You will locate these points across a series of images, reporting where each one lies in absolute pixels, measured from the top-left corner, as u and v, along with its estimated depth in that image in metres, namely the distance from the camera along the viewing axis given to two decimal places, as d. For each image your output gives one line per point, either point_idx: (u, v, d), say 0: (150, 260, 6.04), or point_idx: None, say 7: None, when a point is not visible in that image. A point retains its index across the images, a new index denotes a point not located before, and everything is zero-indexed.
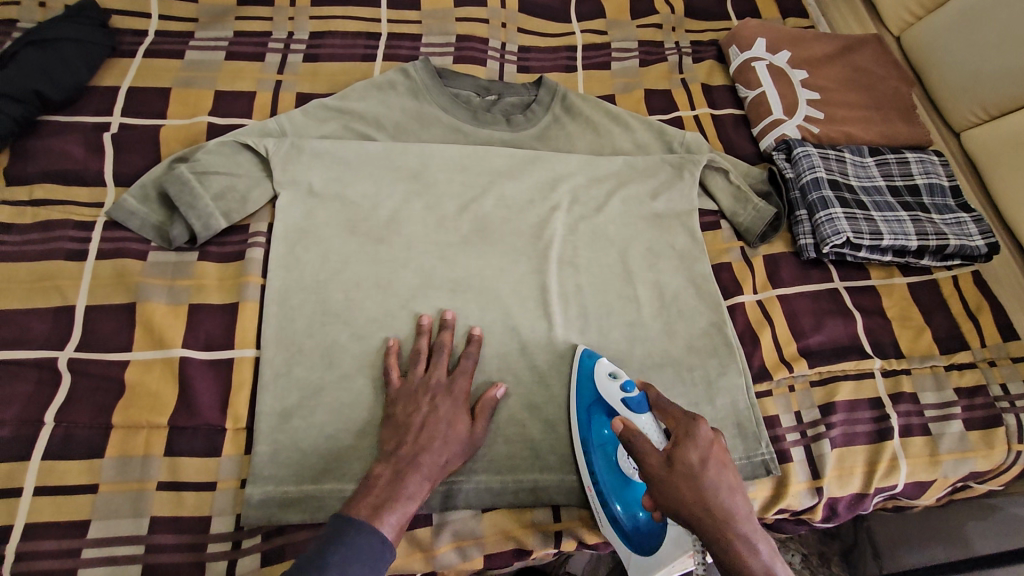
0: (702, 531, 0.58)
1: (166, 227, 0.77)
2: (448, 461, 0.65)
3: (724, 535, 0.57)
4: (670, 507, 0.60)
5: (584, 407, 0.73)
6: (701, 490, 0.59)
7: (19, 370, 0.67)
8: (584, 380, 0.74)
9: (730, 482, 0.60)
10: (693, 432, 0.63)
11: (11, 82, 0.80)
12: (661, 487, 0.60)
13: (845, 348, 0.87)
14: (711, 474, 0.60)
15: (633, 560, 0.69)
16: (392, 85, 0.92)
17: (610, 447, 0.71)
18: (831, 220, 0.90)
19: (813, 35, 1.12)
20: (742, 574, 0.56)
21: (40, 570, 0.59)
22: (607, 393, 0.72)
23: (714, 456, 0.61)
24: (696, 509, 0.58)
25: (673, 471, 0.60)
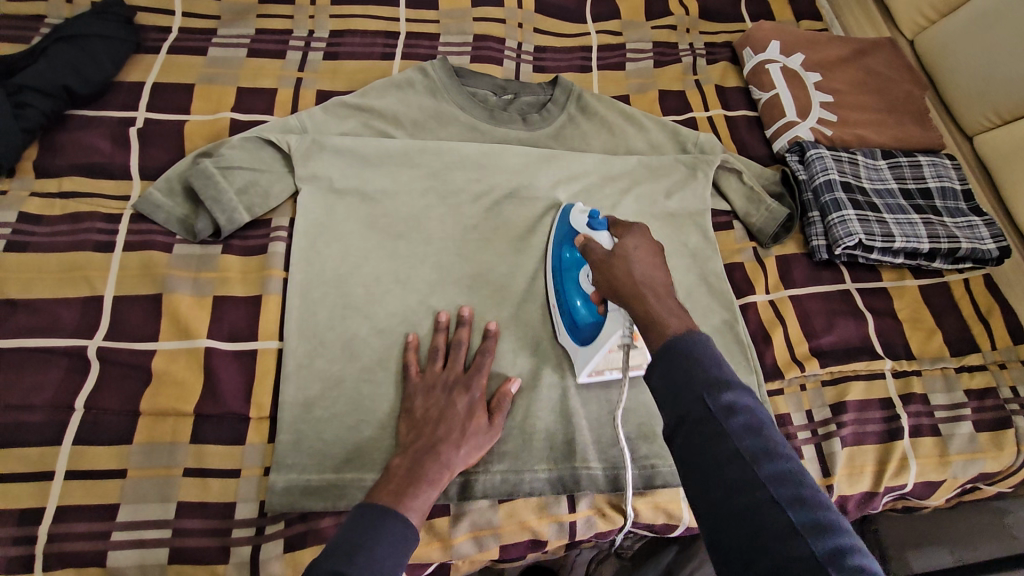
0: (623, 288, 0.59)
1: (190, 220, 0.79)
2: (468, 452, 0.66)
3: (641, 292, 0.57)
4: (608, 284, 0.61)
5: (560, 236, 0.82)
6: (630, 266, 0.60)
7: (49, 358, 0.69)
8: (562, 219, 0.83)
9: (660, 267, 0.60)
10: (636, 231, 0.64)
11: (42, 77, 0.82)
12: (600, 268, 0.62)
13: (855, 348, 0.88)
14: (640, 258, 0.61)
15: (575, 350, 0.75)
16: (410, 83, 0.94)
17: (574, 266, 0.78)
18: (844, 222, 0.91)
19: (826, 38, 1.12)
20: (648, 318, 0.55)
21: (72, 551, 0.61)
22: (575, 223, 0.79)
23: (648, 248, 0.62)
24: (622, 279, 0.59)
25: (610, 256, 0.62)
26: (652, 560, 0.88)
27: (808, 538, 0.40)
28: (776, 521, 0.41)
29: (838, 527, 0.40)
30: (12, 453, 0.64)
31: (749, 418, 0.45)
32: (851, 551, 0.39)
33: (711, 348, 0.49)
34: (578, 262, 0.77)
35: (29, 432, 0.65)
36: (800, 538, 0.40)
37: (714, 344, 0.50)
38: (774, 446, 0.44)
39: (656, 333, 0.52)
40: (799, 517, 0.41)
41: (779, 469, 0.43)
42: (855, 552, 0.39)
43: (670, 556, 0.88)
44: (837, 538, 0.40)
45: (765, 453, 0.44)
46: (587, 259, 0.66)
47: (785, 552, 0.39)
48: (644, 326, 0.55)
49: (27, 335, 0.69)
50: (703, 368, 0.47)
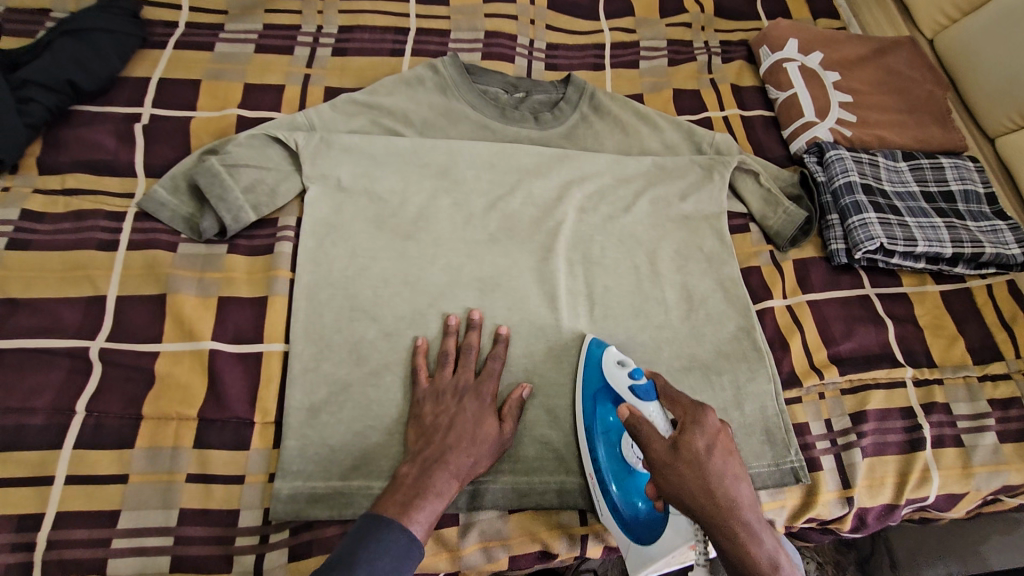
0: (708, 517, 0.56)
1: (195, 219, 0.77)
2: (477, 461, 0.65)
3: (731, 526, 0.56)
4: (674, 495, 0.58)
5: (590, 394, 0.71)
6: (707, 479, 0.56)
7: (51, 359, 0.67)
8: (591, 372, 0.72)
9: (736, 472, 0.58)
10: (702, 419, 0.60)
11: (46, 71, 0.81)
12: (665, 474, 0.58)
13: (876, 356, 0.85)
14: (717, 461, 0.57)
15: (630, 547, 0.67)
16: (421, 80, 0.92)
17: (614, 434, 0.70)
18: (865, 225, 0.89)
19: (845, 36, 1.10)
20: (746, 564, 0.55)
21: (71, 559, 0.59)
22: (613, 381, 0.69)
23: (720, 444, 0.59)
24: (701, 499, 0.56)
25: (679, 458, 0.58)
26: None
27: None
28: None
29: None
30: (11, 458, 0.62)
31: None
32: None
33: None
34: (620, 428, 0.70)
35: (28, 434, 0.63)
36: None
37: None
38: None
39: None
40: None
41: None
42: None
43: None
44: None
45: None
46: (632, 434, 0.62)
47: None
48: (735, 565, 0.56)
49: (28, 336, 0.68)
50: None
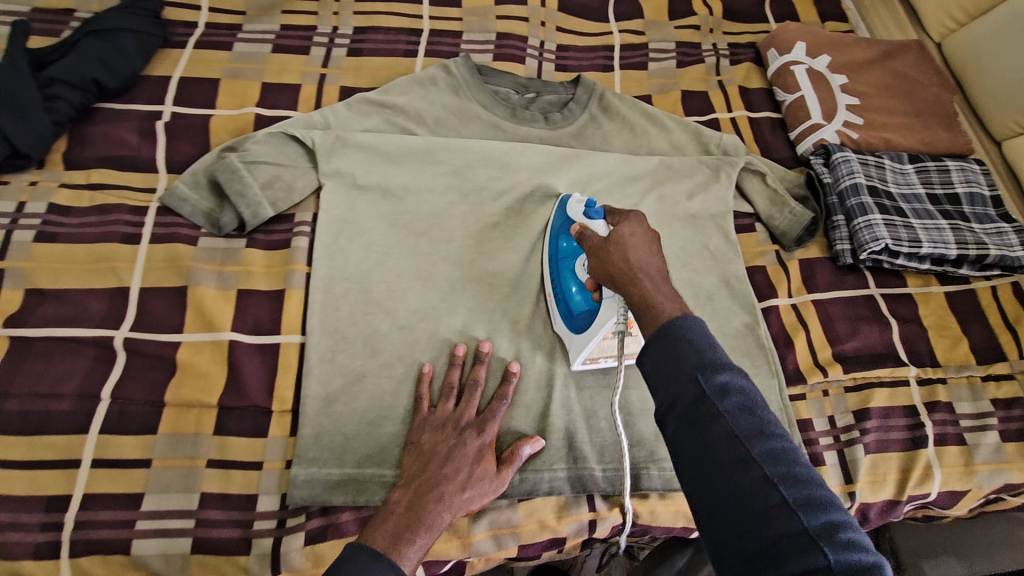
0: (616, 273, 0.58)
1: (215, 214, 0.80)
2: (471, 498, 0.64)
3: (635, 277, 0.57)
4: (603, 272, 0.60)
5: (556, 228, 0.81)
6: (627, 252, 0.59)
7: (77, 347, 0.70)
8: (559, 211, 0.82)
9: (656, 252, 0.59)
10: (633, 216, 0.62)
11: (72, 69, 0.83)
12: (596, 255, 0.61)
13: (880, 355, 0.87)
14: (637, 244, 0.59)
15: (570, 339, 0.75)
16: (433, 80, 0.94)
17: (569, 254, 0.77)
18: (870, 226, 0.90)
19: (853, 39, 1.11)
20: (642, 303, 0.54)
21: (97, 539, 0.62)
22: (572, 213, 0.78)
23: (645, 234, 0.61)
24: (620, 267, 0.58)
25: (608, 242, 0.60)
26: (667, 562, 0.87)
27: (787, 492, 0.41)
28: (770, 501, 0.41)
29: (832, 503, 0.42)
30: (39, 441, 0.64)
31: (735, 376, 0.46)
32: (842, 526, 0.41)
33: (704, 326, 0.49)
34: (573, 250, 0.76)
35: (57, 420, 0.66)
36: (799, 521, 0.40)
37: (701, 321, 0.50)
38: (797, 472, 0.43)
39: (652, 319, 0.52)
40: (792, 494, 0.41)
41: (824, 521, 0.40)
42: (843, 528, 0.41)
43: (686, 560, 0.86)
44: (829, 515, 0.41)
45: (752, 417, 0.45)
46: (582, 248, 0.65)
47: (775, 532, 0.40)
48: (638, 312, 0.54)
49: (56, 325, 0.70)
50: (695, 346, 0.48)
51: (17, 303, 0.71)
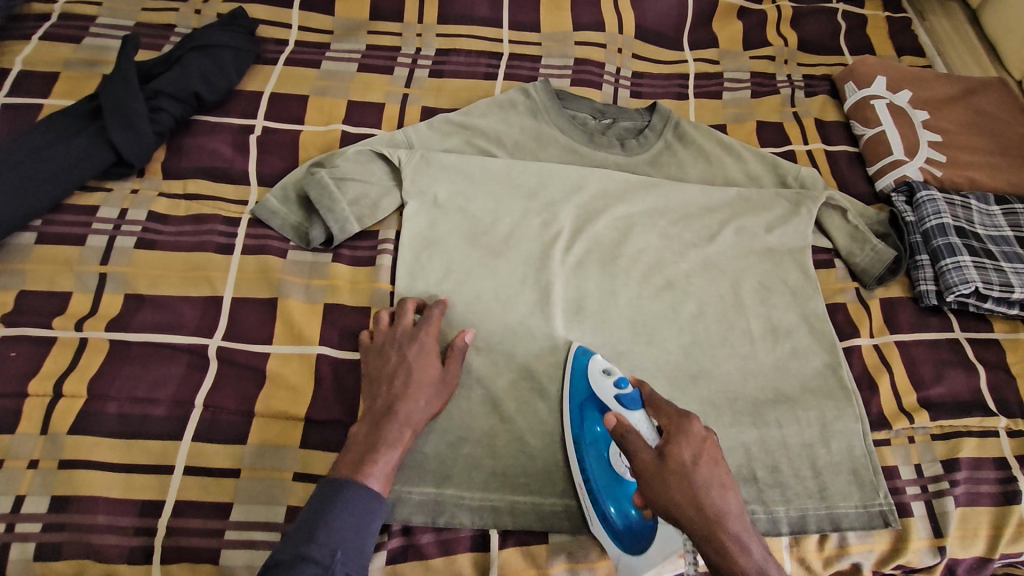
0: (692, 528, 0.57)
1: (303, 227, 0.81)
2: (424, 402, 0.67)
3: (716, 536, 0.56)
4: (660, 507, 0.58)
5: (576, 405, 0.72)
6: (693, 490, 0.57)
7: (173, 354, 0.71)
8: (577, 379, 0.73)
9: (721, 480, 0.58)
10: (686, 431, 0.61)
11: (176, 83, 0.86)
12: (652, 485, 0.59)
13: (967, 403, 0.83)
14: (702, 473, 0.58)
15: (621, 558, 0.66)
16: (513, 103, 0.95)
17: (602, 444, 0.69)
18: (959, 268, 0.88)
19: (934, 76, 1.09)
20: (732, 570, 0.56)
21: (188, 546, 0.63)
22: (599, 390, 0.70)
23: (706, 456, 0.60)
24: (686, 509, 0.57)
25: (666, 468, 0.59)
26: None
27: None
28: None
29: None
30: (136, 445, 0.66)
31: None
32: None
33: None
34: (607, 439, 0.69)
35: (153, 424, 0.67)
36: None
37: None
38: None
39: None
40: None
41: None
42: None
43: None
44: None
45: None
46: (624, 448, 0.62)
47: None
48: None
49: (154, 330, 0.72)
50: None
51: (117, 307, 0.74)
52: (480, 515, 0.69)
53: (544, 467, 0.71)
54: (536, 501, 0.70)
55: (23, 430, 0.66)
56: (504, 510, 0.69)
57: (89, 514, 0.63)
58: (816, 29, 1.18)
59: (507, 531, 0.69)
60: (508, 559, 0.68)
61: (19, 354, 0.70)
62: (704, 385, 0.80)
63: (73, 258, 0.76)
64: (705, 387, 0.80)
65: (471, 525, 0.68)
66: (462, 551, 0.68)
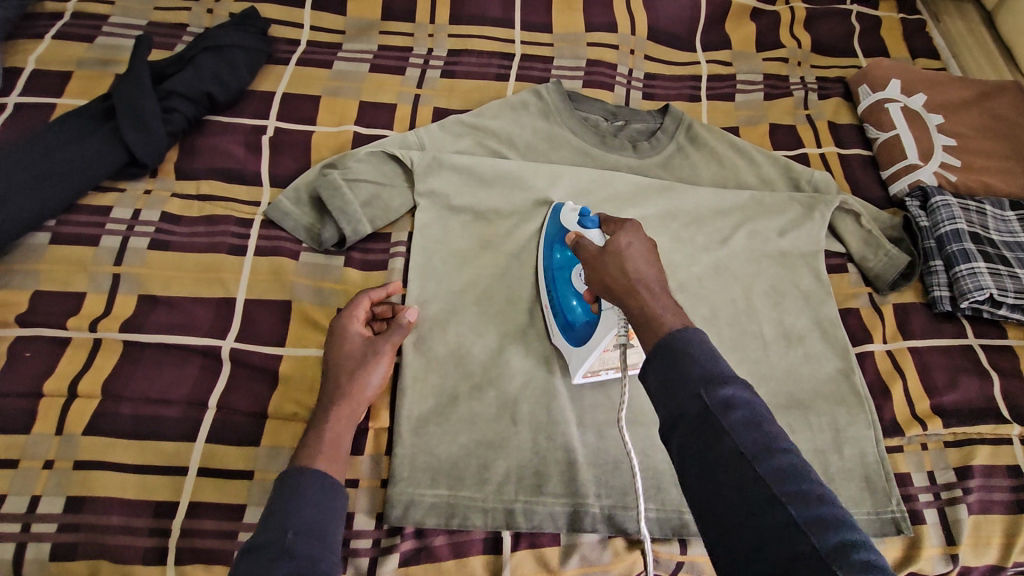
0: (615, 285, 0.57)
1: (315, 228, 0.81)
2: (357, 381, 0.68)
3: (635, 295, 0.55)
4: (600, 285, 0.58)
5: (550, 235, 0.80)
6: (625, 262, 0.57)
7: (186, 355, 0.72)
8: (552, 218, 0.80)
9: (654, 262, 0.58)
10: (628, 224, 0.61)
11: (188, 83, 0.86)
12: (593, 265, 0.59)
13: (981, 410, 0.82)
14: (635, 252, 0.58)
15: (569, 351, 0.73)
16: (525, 105, 0.95)
17: (568, 264, 0.76)
18: (973, 275, 0.87)
19: (949, 78, 1.08)
20: (643, 317, 0.53)
21: (202, 548, 0.63)
22: (565, 220, 0.77)
23: (643, 243, 0.59)
24: (615, 278, 0.57)
25: (603, 253, 0.59)
26: None
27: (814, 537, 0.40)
28: (778, 523, 0.41)
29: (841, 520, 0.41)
30: (150, 446, 0.66)
31: (742, 394, 0.46)
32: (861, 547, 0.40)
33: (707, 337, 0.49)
34: (570, 260, 0.76)
35: (167, 426, 0.67)
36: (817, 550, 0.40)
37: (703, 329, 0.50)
38: (778, 443, 0.44)
39: (651, 332, 0.51)
40: (787, 494, 0.42)
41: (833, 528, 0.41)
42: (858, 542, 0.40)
43: None
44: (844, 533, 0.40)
45: (760, 433, 0.45)
46: (577, 257, 0.64)
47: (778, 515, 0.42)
48: (637, 327, 0.53)
49: (168, 331, 0.72)
50: (698, 361, 0.47)
51: (130, 307, 0.74)
52: (492, 519, 0.68)
53: (556, 470, 0.71)
54: (548, 504, 0.70)
55: (38, 431, 0.66)
56: (516, 514, 0.69)
57: (104, 516, 0.63)
58: (829, 31, 1.17)
59: (519, 535, 0.69)
60: (520, 563, 0.68)
61: (34, 354, 0.70)
62: None
63: (86, 258, 0.76)
64: None
65: (483, 529, 0.68)
66: (474, 555, 0.68)
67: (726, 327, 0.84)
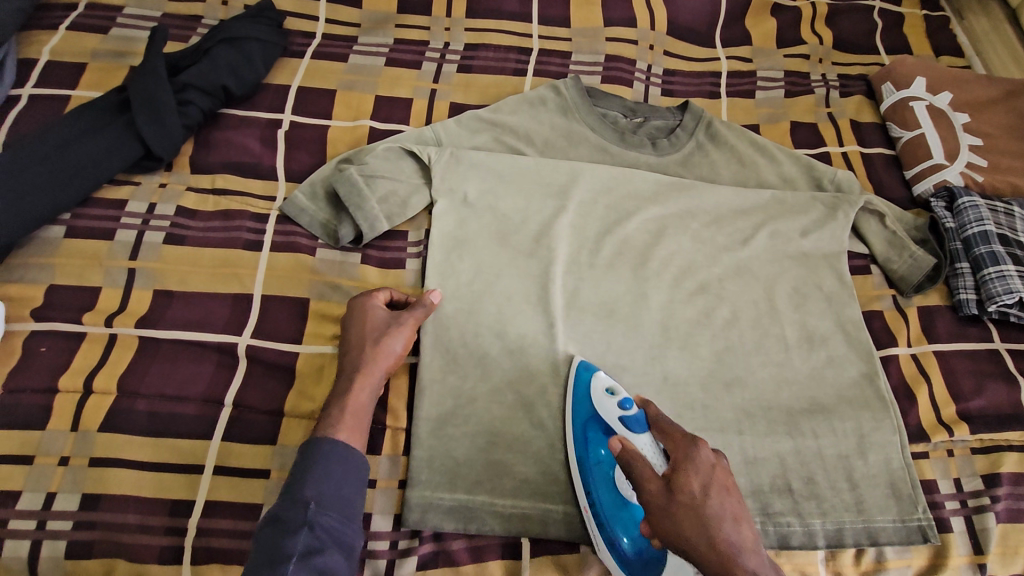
0: (700, 557, 0.55)
1: (332, 225, 0.80)
2: (379, 359, 0.67)
3: (729, 574, 0.55)
4: (670, 540, 0.56)
5: (581, 429, 0.69)
6: (704, 524, 0.55)
7: (202, 352, 0.71)
8: (581, 403, 0.70)
9: (733, 511, 0.57)
10: (696, 457, 0.59)
11: (204, 76, 0.85)
12: (660, 519, 0.57)
13: (1009, 416, 0.81)
14: (713, 503, 0.56)
15: None
16: (543, 101, 0.93)
17: (608, 466, 0.68)
18: (1002, 278, 0.85)
19: (975, 76, 1.06)
20: None
21: (218, 547, 0.62)
22: (605, 412, 0.68)
23: (716, 484, 0.58)
24: (699, 544, 0.55)
25: (673, 501, 0.57)
26: None
27: None
28: None
29: None
30: (165, 444, 0.65)
31: None
32: None
33: None
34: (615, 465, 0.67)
35: (183, 423, 0.67)
36: None
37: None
38: None
39: None
40: None
41: None
42: None
43: None
44: None
45: None
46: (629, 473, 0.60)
47: None
48: None
49: (183, 328, 0.72)
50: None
51: (146, 303, 0.73)
52: (511, 523, 0.67)
53: None
54: (569, 509, 0.68)
55: (53, 426, 0.66)
56: (535, 517, 0.68)
57: (119, 514, 0.62)
58: (851, 27, 1.15)
59: (539, 539, 0.68)
60: (539, 568, 0.67)
61: (49, 349, 0.69)
62: (737, 393, 0.79)
63: (101, 252, 0.76)
64: (738, 394, 0.78)
65: (502, 533, 0.67)
66: (493, 558, 0.67)
67: (747, 329, 0.83)
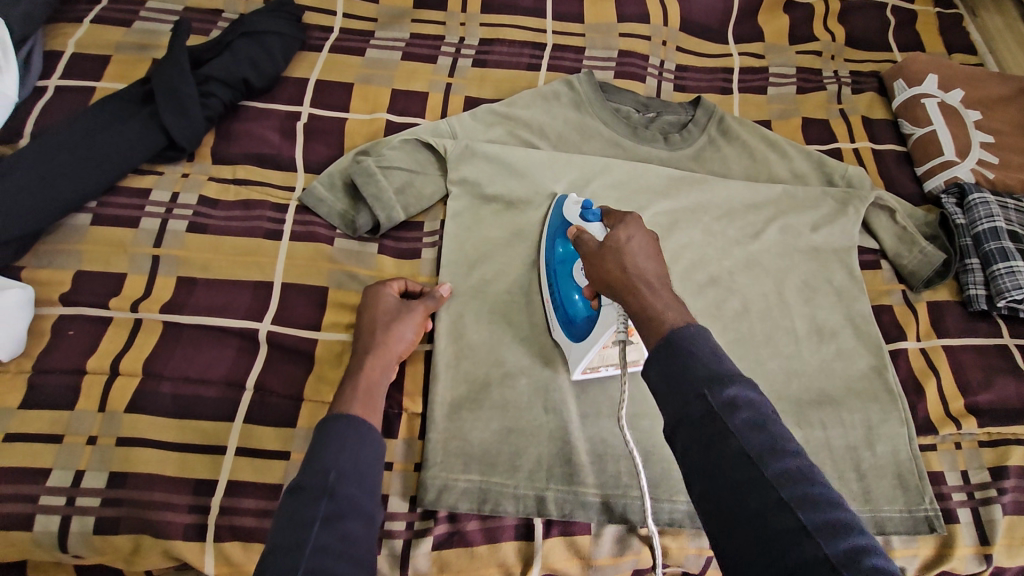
0: (614, 281, 0.57)
1: (349, 215, 0.82)
2: (388, 341, 0.69)
3: (631, 289, 0.56)
4: (598, 280, 0.59)
5: (552, 228, 0.78)
6: (622, 256, 0.58)
7: (224, 337, 0.73)
8: (556, 210, 0.79)
9: (654, 252, 0.59)
10: (629, 219, 0.62)
11: (225, 68, 0.87)
12: (590, 263, 0.61)
13: (1017, 410, 0.81)
14: (633, 246, 0.59)
15: (569, 346, 0.72)
16: (557, 95, 0.95)
17: (569, 258, 0.74)
18: (1012, 273, 0.85)
19: (988, 74, 1.06)
20: (642, 312, 0.53)
21: (241, 526, 0.64)
22: (568, 213, 0.76)
23: (644, 237, 0.60)
24: (612, 272, 0.57)
25: (602, 247, 0.60)
26: None
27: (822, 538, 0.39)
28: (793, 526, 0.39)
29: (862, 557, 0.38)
30: (189, 425, 0.67)
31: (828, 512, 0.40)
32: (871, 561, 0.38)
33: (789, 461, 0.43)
34: (571, 254, 0.74)
35: (206, 406, 0.69)
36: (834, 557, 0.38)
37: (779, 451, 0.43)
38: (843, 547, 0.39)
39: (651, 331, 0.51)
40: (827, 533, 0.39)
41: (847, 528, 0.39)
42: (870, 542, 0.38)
43: None
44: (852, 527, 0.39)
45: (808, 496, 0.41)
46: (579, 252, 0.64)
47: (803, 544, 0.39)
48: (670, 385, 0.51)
49: (206, 313, 0.73)
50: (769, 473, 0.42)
51: (170, 289, 0.75)
52: (524, 505, 0.69)
53: (589, 459, 0.71)
54: (581, 493, 0.70)
55: (82, 407, 0.68)
56: (547, 501, 0.69)
57: (146, 492, 0.64)
58: (864, 24, 1.15)
59: (551, 521, 0.70)
60: (551, 549, 0.69)
61: (77, 332, 0.71)
62: None
63: (127, 240, 0.77)
64: None
65: (515, 515, 0.69)
66: (506, 540, 0.69)
67: (757, 322, 0.84)
